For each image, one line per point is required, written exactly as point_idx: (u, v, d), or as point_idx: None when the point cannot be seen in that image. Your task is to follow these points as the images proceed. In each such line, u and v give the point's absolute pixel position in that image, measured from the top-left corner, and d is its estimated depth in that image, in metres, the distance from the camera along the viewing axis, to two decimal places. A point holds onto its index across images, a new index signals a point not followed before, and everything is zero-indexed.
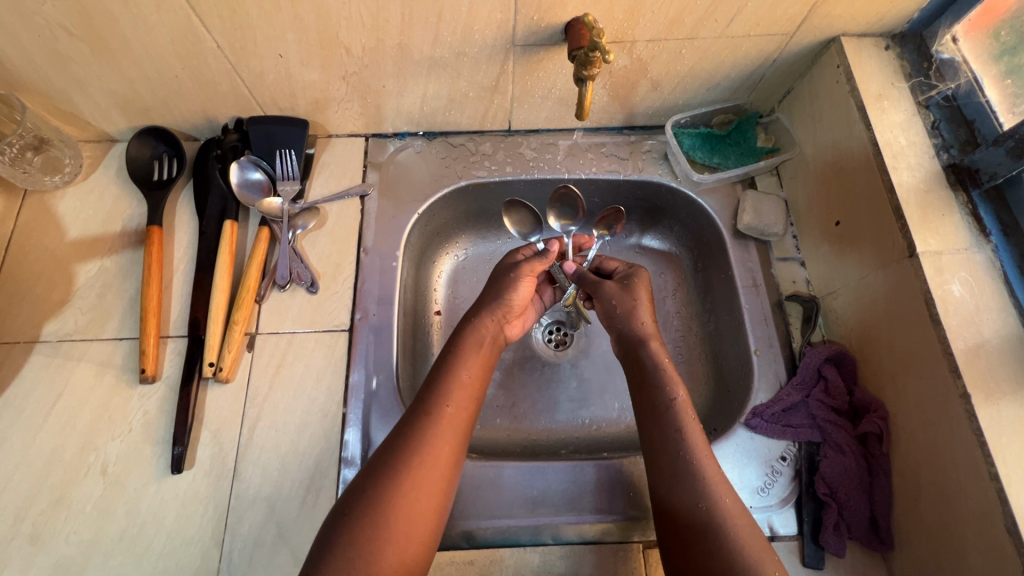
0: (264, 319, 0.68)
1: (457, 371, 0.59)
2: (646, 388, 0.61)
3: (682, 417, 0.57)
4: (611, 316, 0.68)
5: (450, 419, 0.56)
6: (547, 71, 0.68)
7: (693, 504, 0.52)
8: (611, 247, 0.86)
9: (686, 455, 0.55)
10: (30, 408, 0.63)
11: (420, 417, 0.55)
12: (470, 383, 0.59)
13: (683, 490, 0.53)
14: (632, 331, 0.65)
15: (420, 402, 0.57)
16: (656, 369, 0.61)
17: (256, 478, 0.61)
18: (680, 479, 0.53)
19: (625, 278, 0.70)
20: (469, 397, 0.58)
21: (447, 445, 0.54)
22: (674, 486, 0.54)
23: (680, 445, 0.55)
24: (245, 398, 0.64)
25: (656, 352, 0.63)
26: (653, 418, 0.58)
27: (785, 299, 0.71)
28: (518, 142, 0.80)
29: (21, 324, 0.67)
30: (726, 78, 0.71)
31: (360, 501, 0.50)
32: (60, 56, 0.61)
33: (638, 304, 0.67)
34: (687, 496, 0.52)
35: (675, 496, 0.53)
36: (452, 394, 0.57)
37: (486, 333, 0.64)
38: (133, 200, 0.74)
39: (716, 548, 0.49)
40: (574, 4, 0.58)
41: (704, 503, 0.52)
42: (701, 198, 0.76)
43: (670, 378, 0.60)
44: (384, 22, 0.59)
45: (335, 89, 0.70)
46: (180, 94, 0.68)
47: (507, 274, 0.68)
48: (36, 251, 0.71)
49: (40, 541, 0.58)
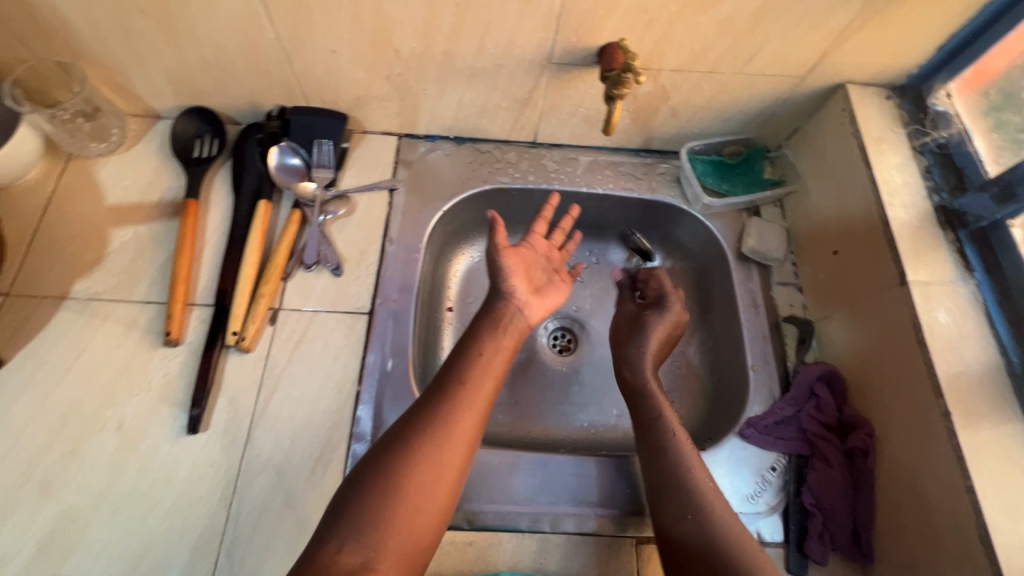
0: (289, 296, 0.71)
1: (480, 344, 0.61)
2: (640, 402, 0.68)
3: (671, 427, 0.63)
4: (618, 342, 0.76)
5: (468, 399, 0.57)
6: (577, 90, 0.73)
7: (682, 510, 0.57)
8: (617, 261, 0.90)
9: (680, 458, 0.60)
10: (53, 359, 0.65)
11: (440, 396, 0.56)
12: (494, 357, 0.61)
13: (673, 496, 0.58)
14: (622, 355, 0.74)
15: (450, 372, 0.59)
16: (645, 391, 0.69)
17: (268, 446, 0.63)
18: (679, 483, 0.59)
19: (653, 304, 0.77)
20: (488, 378, 0.59)
21: (471, 413, 0.56)
22: (665, 493, 0.59)
23: (674, 450, 0.61)
24: (264, 368, 0.67)
25: (653, 387, 0.69)
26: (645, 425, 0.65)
27: (781, 320, 0.75)
28: (541, 154, 0.85)
29: (52, 280, 0.69)
30: (740, 112, 0.77)
31: (387, 455, 0.52)
32: (127, 32, 0.66)
33: (648, 341, 0.73)
34: (683, 497, 0.58)
35: (670, 501, 0.58)
36: (486, 371, 0.59)
37: (507, 315, 0.65)
38: (171, 173, 0.77)
39: (711, 547, 0.54)
40: (609, 30, 0.64)
41: (692, 513, 0.56)
42: (709, 220, 0.82)
43: (660, 403, 0.67)
44: (435, 29, 0.64)
45: (377, 88, 0.74)
46: (232, 78, 0.73)
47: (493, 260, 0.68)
48: (74, 213, 0.73)
49: (51, 489, 0.59)
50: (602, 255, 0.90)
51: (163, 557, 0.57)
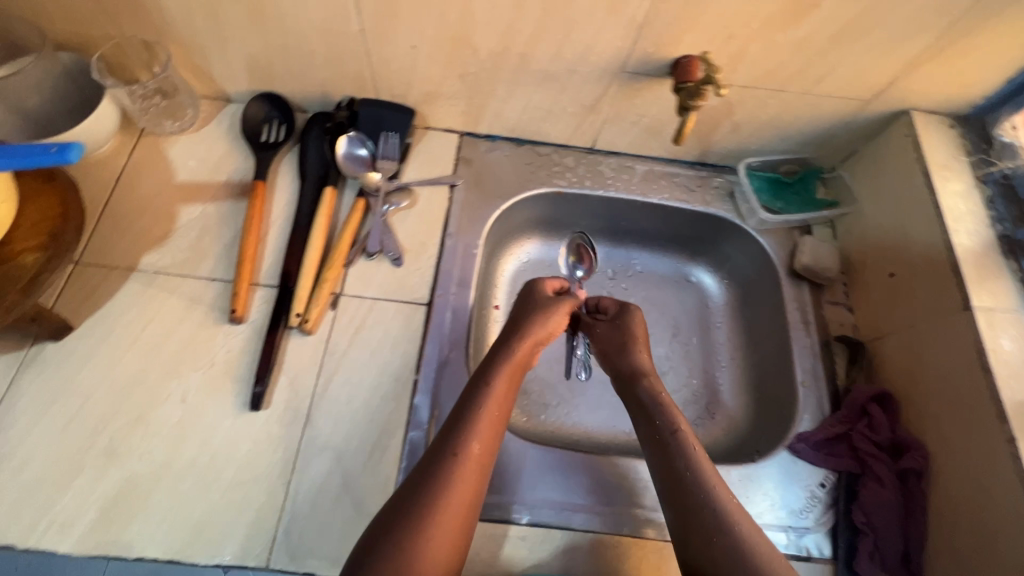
0: (350, 282, 0.72)
1: (479, 402, 0.56)
2: (652, 417, 0.62)
3: (688, 443, 0.58)
4: (607, 354, 0.70)
5: (476, 458, 0.53)
6: (644, 99, 0.75)
7: (708, 531, 0.52)
8: (658, 275, 0.92)
9: (702, 481, 0.55)
10: (121, 329, 0.66)
11: (447, 458, 0.52)
12: (492, 420, 0.56)
13: (703, 515, 0.53)
14: (624, 367, 0.68)
15: (443, 440, 0.54)
16: (657, 401, 0.63)
17: (327, 428, 0.63)
18: (705, 502, 0.54)
19: (617, 315, 0.73)
20: (493, 429, 0.56)
21: (468, 484, 0.52)
22: (691, 514, 0.54)
23: (693, 475, 0.55)
24: (325, 351, 0.68)
25: (668, 400, 0.63)
26: (659, 445, 0.59)
27: (832, 339, 0.76)
28: (598, 160, 0.86)
29: (122, 252, 0.70)
30: (801, 131, 0.79)
31: (394, 530, 0.48)
32: (216, 16, 0.67)
33: (632, 332, 0.70)
34: (712, 522, 0.52)
35: (692, 520, 0.53)
36: (480, 432, 0.54)
37: (514, 361, 0.61)
38: (239, 155, 0.79)
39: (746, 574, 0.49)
40: (687, 43, 0.65)
41: (718, 535, 0.51)
42: (761, 236, 0.82)
43: (671, 409, 0.62)
44: (517, 32, 0.66)
45: (448, 85, 0.76)
46: (309, 67, 0.74)
47: (501, 342, 0.63)
48: (145, 187, 0.75)
49: (115, 455, 0.60)
50: (633, 265, 0.92)
51: (221, 531, 0.58)
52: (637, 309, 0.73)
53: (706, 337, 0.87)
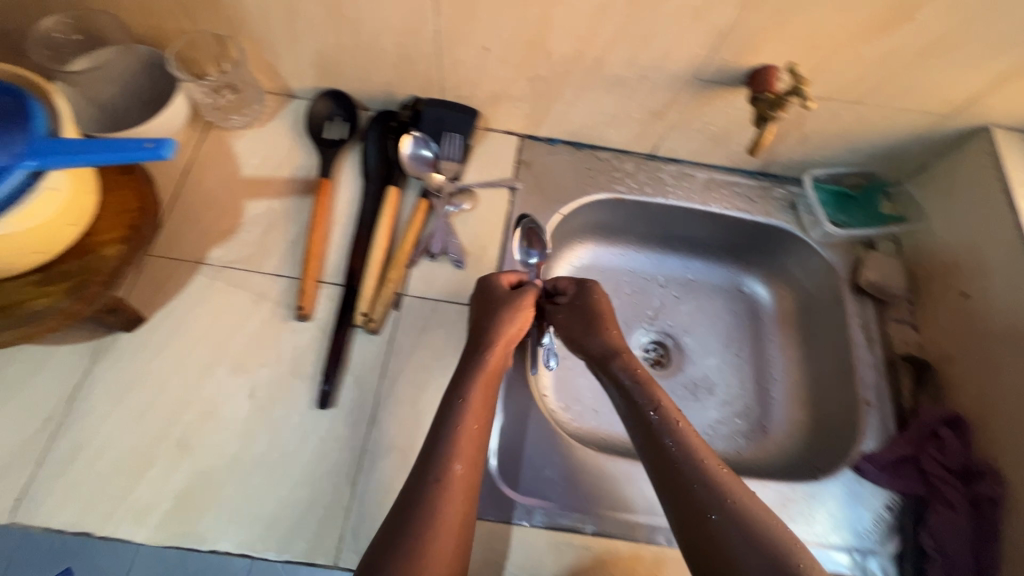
0: (413, 283, 0.72)
1: (457, 419, 0.55)
2: (630, 398, 0.61)
3: (671, 418, 0.57)
4: (574, 339, 0.67)
5: (460, 478, 0.52)
6: (715, 108, 0.74)
7: (701, 509, 0.51)
8: (708, 284, 0.92)
9: (688, 451, 0.55)
10: (190, 322, 0.67)
11: (431, 485, 0.51)
12: (473, 436, 0.55)
13: (695, 483, 0.52)
14: (595, 351, 0.66)
15: (423, 469, 0.52)
16: (631, 379, 0.62)
17: (393, 428, 0.64)
18: (697, 479, 0.52)
19: (578, 293, 0.69)
20: (474, 446, 0.54)
21: (456, 508, 0.50)
22: (683, 489, 0.52)
23: (681, 451, 0.55)
24: (389, 351, 0.68)
25: (644, 376, 0.62)
26: (642, 427, 0.58)
27: (897, 357, 0.74)
28: (658, 167, 0.85)
29: (190, 245, 0.71)
30: (871, 144, 0.77)
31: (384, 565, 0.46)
32: (292, 13, 0.67)
33: (601, 309, 0.68)
34: (705, 500, 0.51)
35: (685, 494, 0.52)
36: (462, 453, 0.53)
37: (484, 374, 0.59)
38: (303, 152, 0.79)
39: (746, 541, 0.48)
40: (768, 52, 0.64)
41: (716, 511, 0.50)
42: (824, 249, 0.81)
43: (647, 383, 0.61)
44: (594, 37, 0.65)
45: (515, 88, 0.75)
46: (377, 65, 0.74)
47: (471, 357, 0.61)
48: (211, 181, 0.76)
49: (188, 447, 0.60)
50: (684, 274, 0.92)
51: (291, 528, 0.58)
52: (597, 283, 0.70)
53: (758, 349, 0.87)
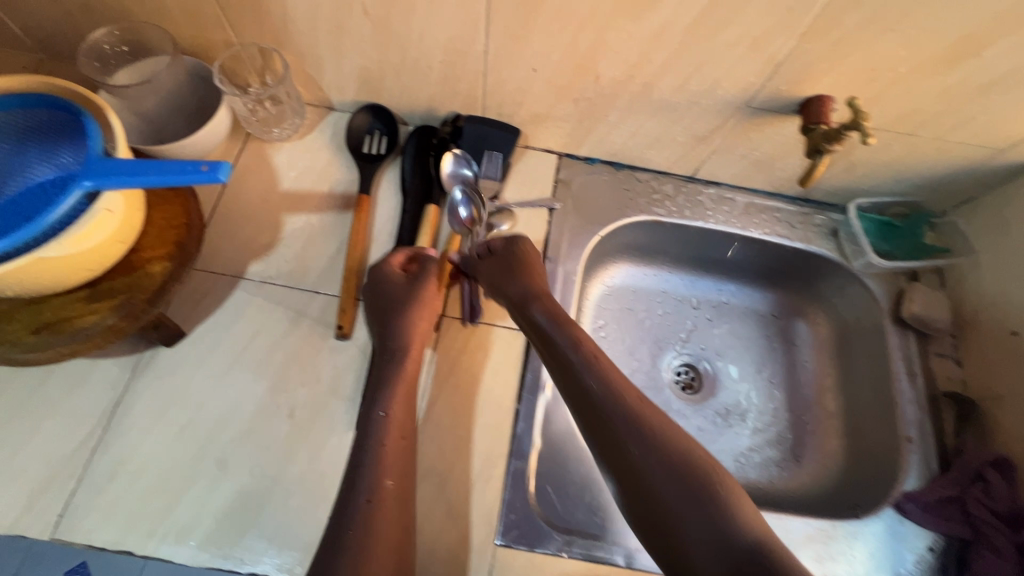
0: (451, 304, 0.72)
1: (378, 435, 0.56)
2: (549, 339, 0.61)
3: (590, 353, 0.58)
4: (495, 286, 0.66)
5: (393, 492, 0.54)
6: (762, 134, 0.72)
7: (620, 442, 0.52)
8: (740, 306, 0.91)
9: (607, 386, 0.56)
10: (230, 338, 0.67)
11: (362, 504, 0.53)
12: (400, 447, 0.57)
13: (613, 414, 0.54)
14: (514, 294, 0.65)
15: (353, 491, 0.54)
16: (549, 320, 0.62)
17: (431, 453, 0.63)
18: (617, 415, 0.54)
19: (505, 252, 0.69)
20: (400, 457, 0.57)
21: (389, 528, 0.53)
22: (604, 427, 0.54)
23: (601, 387, 0.55)
24: (428, 373, 0.67)
25: (563, 316, 0.62)
26: (563, 367, 0.58)
27: (939, 394, 0.73)
28: (697, 190, 0.84)
29: (229, 259, 0.71)
30: (918, 175, 0.76)
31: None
32: (340, 30, 0.67)
33: (525, 263, 0.68)
34: (624, 432, 0.53)
35: (608, 430, 0.53)
36: (389, 467, 0.55)
37: (403, 382, 0.61)
38: (342, 166, 0.79)
39: (661, 464, 0.50)
40: (823, 83, 0.63)
41: (633, 441, 0.52)
42: (865, 279, 0.80)
43: (567, 322, 0.61)
44: (646, 62, 0.64)
45: (559, 108, 0.74)
46: (420, 82, 0.74)
47: (389, 367, 0.62)
48: (251, 194, 0.75)
49: (228, 467, 0.60)
50: (717, 295, 0.91)
51: None
52: (522, 243, 0.70)
53: (791, 376, 0.86)
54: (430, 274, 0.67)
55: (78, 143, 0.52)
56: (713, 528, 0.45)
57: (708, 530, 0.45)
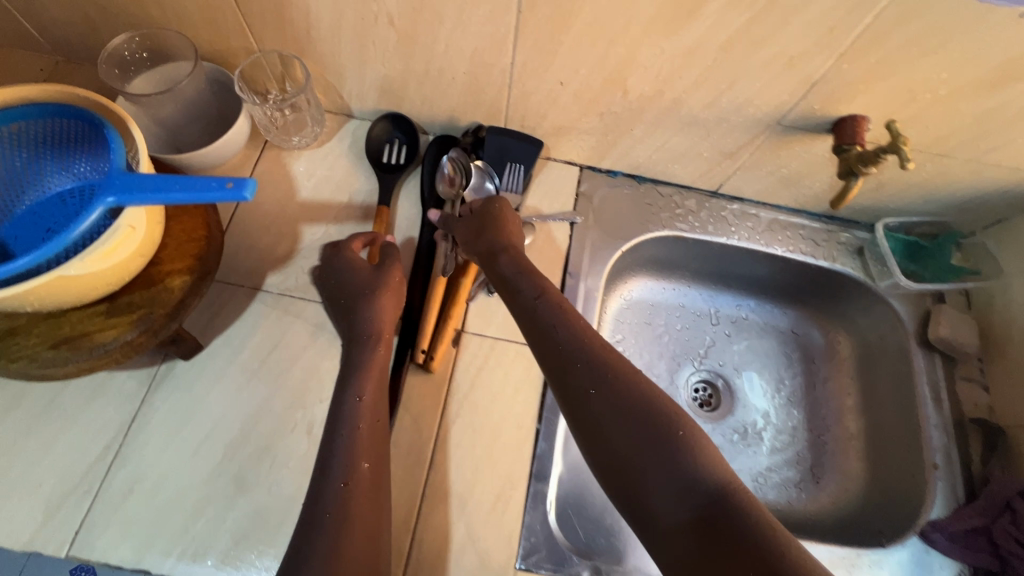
0: (471, 319, 0.71)
1: (353, 419, 0.55)
2: (515, 286, 0.57)
3: (557, 300, 0.54)
4: (469, 240, 0.64)
5: (369, 475, 0.53)
6: (791, 152, 0.71)
7: (583, 387, 0.48)
8: (758, 321, 0.90)
9: (573, 329, 0.51)
10: (248, 351, 0.66)
11: (338, 487, 0.51)
12: (375, 430, 0.56)
13: (576, 356, 0.50)
14: (486, 246, 0.62)
15: (328, 471, 0.52)
16: (518, 269, 0.58)
17: (450, 473, 0.63)
18: (581, 358, 0.49)
19: (481, 208, 0.66)
20: (375, 441, 0.55)
21: (365, 510, 0.51)
22: (567, 369, 0.49)
23: (566, 332, 0.51)
24: (448, 391, 0.67)
25: (533, 267, 0.59)
26: (527, 310, 0.54)
27: (965, 418, 0.72)
28: (721, 205, 0.83)
29: (247, 271, 0.70)
30: (949, 196, 0.74)
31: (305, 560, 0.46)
32: (364, 39, 0.65)
33: (500, 218, 0.65)
34: (587, 377, 0.48)
35: (571, 374, 0.49)
36: (365, 449, 0.54)
37: (375, 367, 0.59)
38: (361, 175, 0.77)
39: (626, 408, 0.46)
40: (858, 103, 0.61)
41: (595, 386, 0.48)
42: (891, 300, 0.78)
43: (535, 272, 0.58)
44: (676, 78, 0.63)
45: (584, 122, 0.73)
46: (443, 92, 0.72)
47: (360, 354, 0.59)
48: (268, 203, 0.74)
49: (245, 485, 0.59)
50: (735, 309, 0.90)
51: None
52: (502, 202, 0.67)
53: (811, 394, 0.85)
54: (393, 258, 0.66)
55: (83, 151, 0.54)
56: (677, 474, 0.42)
57: (671, 474, 0.43)
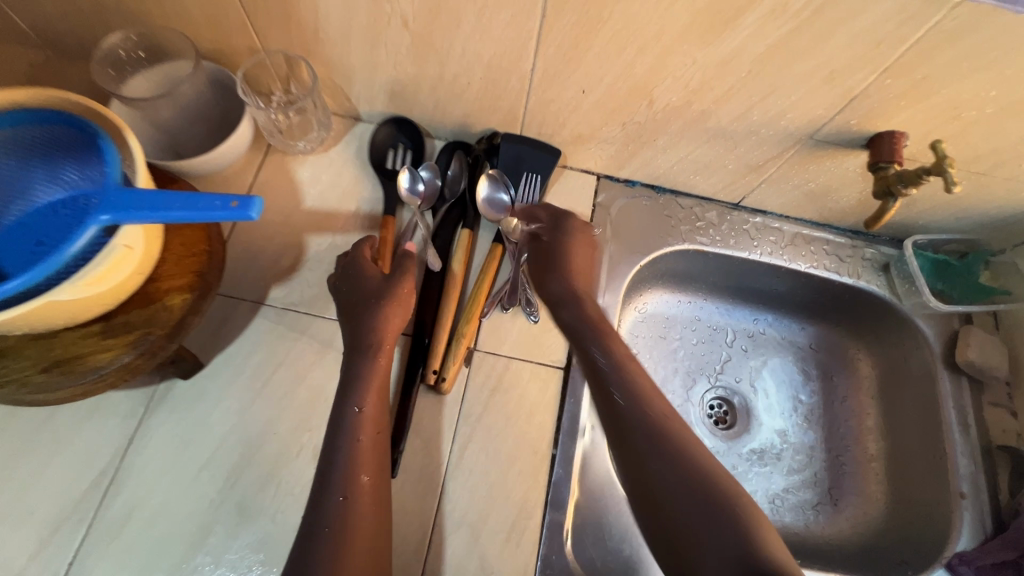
0: (484, 337, 0.68)
1: (354, 431, 0.54)
2: (584, 346, 0.62)
3: (625, 371, 0.59)
4: (541, 272, 0.70)
5: (368, 490, 0.52)
6: (821, 166, 0.68)
7: (643, 455, 0.52)
8: (775, 335, 0.87)
9: (640, 402, 0.56)
10: (250, 370, 0.62)
11: (336, 500, 0.51)
12: (376, 442, 0.55)
13: (638, 425, 0.54)
14: (555, 290, 0.68)
15: (327, 486, 0.52)
16: (591, 333, 0.63)
17: (462, 501, 0.60)
18: (640, 428, 0.54)
19: (554, 228, 0.71)
20: (377, 453, 0.55)
21: (366, 521, 0.51)
22: (629, 438, 0.54)
23: (633, 404, 0.56)
24: (459, 414, 0.64)
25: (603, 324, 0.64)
26: (597, 377, 0.59)
27: (993, 446, 0.70)
28: (742, 218, 0.80)
29: (250, 284, 0.66)
30: (982, 214, 0.72)
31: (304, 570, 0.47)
32: (375, 41, 0.61)
33: (568, 244, 0.70)
34: (645, 448, 0.53)
35: (634, 442, 0.53)
36: (366, 462, 0.53)
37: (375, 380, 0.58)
38: (368, 183, 0.74)
39: (684, 480, 0.50)
40: (898, 119, 0.58)
41: (655, 456, 0.52)
42: (919, 321, 0.76)
43: (605, 336, 0.62)
44: (706, 89, 0.59)
45: (605, 131, 0.69)
46: (457, 97, 0.68)
47: (361, 364, 0.58)
48: (272, 211, 0.71)
49: (248, 513, 0.57)
50: (752, 323, 0.87)
51: None
52: (572, 221, 0.70)
53: (829, 413, 0.83)
54: (406, 268, 0.63)
55: (72, 157, 0.50)
56: (732, 550, 0.45)
57: (724, 549, 0.45)
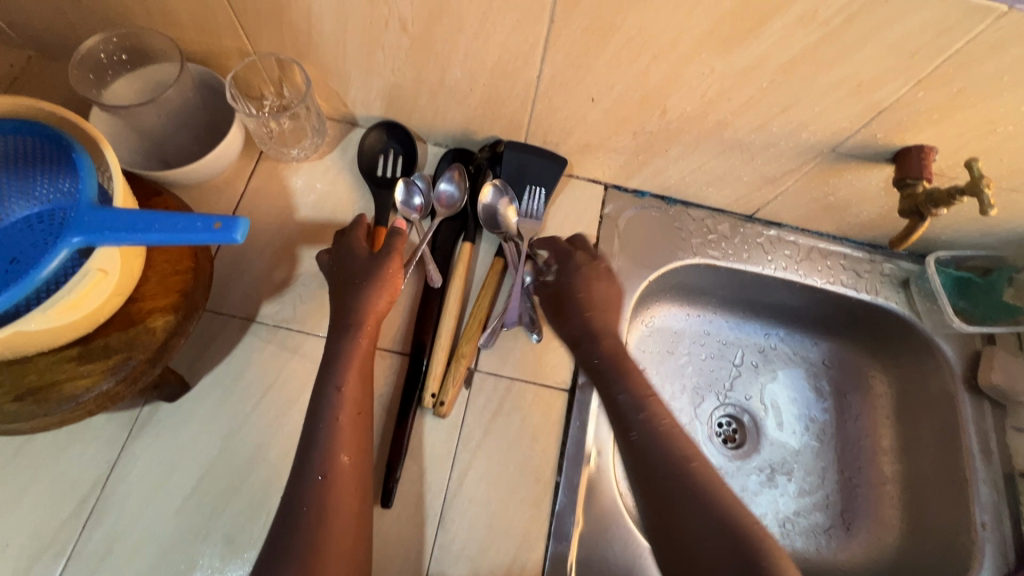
0: (485, 357, 0.64)
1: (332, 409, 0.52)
2: (607, 380, 0.57)
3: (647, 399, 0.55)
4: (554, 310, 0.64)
5: (346, 470, 0.50)
6: (842, 180, 0.64)
7: (666, 496, 0.50)
8: (787, 350, 0.84)
9: (662, 439, 0.52)
10: (240, 392, 0.59)
11: (312, 480, 0.49)
12: (357, 422, 0.52)
13: (660, 460, 0.51)
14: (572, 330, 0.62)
15: (305, 466, 0.49)
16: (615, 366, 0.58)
17: (461, 531, 0.57)
18: (664, 468, 0.51)
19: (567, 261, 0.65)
20: (359, 434, 0.52)
21: (346, 502, 0.49)
22: (652, 473, 0.51)
23: (659, 442, 0.52)
24: (459, 438, 0.61)
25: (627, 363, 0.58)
26: (619, 416, 0.55)
27: (1017, 473, 0.66)
28: (756, 231, 0.76)
29: (239, 300, 0.63)
30: (1008, 231, 0.69)
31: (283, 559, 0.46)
32: (372, 45, 0.58)
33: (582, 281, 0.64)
34: (671, 493, 0.49)
35: (655, 480, 0.50)
36: (346, 441, 0.51)
37: (354, 362, 0.55)
38: (364, 192, 0.70)
39: (711, 526, 0.47)
40: (927, 133, 0.54)
41: (680, 495, 0.49)
42: (940, 340, 0.73)
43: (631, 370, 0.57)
44: (723, 99, 0.56)
45: (614, 140, 0.65)
46: (458, 104, 0.65)
47: (341, 341, 0.55)
48: (264, 222, 0.67)
49: (236, 545, 0.54)
50: (763, 338, 0.84)
51: None
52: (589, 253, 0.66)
53: (841, 433, 0.80)
54: (395, 248, 0.59)
55: (51, 170, 0.46)
56: None
57: None
